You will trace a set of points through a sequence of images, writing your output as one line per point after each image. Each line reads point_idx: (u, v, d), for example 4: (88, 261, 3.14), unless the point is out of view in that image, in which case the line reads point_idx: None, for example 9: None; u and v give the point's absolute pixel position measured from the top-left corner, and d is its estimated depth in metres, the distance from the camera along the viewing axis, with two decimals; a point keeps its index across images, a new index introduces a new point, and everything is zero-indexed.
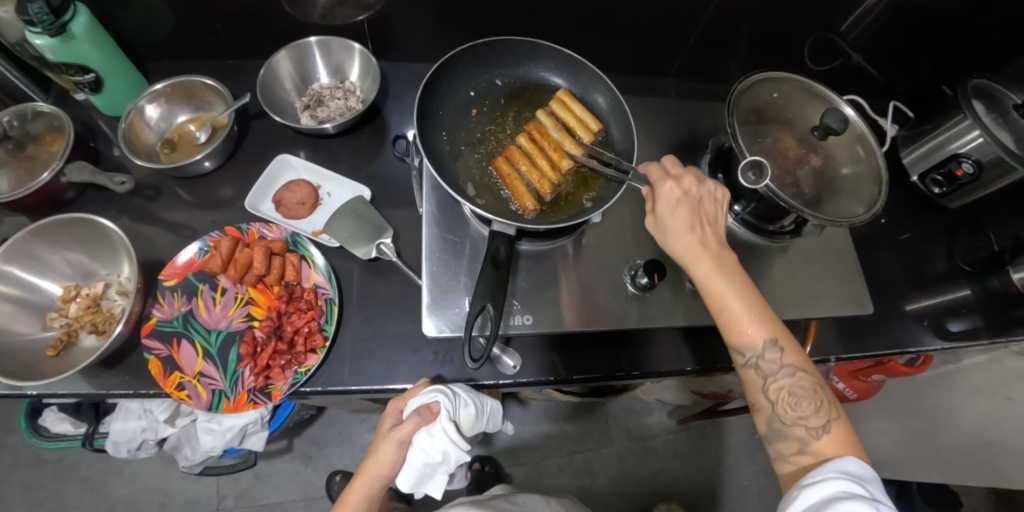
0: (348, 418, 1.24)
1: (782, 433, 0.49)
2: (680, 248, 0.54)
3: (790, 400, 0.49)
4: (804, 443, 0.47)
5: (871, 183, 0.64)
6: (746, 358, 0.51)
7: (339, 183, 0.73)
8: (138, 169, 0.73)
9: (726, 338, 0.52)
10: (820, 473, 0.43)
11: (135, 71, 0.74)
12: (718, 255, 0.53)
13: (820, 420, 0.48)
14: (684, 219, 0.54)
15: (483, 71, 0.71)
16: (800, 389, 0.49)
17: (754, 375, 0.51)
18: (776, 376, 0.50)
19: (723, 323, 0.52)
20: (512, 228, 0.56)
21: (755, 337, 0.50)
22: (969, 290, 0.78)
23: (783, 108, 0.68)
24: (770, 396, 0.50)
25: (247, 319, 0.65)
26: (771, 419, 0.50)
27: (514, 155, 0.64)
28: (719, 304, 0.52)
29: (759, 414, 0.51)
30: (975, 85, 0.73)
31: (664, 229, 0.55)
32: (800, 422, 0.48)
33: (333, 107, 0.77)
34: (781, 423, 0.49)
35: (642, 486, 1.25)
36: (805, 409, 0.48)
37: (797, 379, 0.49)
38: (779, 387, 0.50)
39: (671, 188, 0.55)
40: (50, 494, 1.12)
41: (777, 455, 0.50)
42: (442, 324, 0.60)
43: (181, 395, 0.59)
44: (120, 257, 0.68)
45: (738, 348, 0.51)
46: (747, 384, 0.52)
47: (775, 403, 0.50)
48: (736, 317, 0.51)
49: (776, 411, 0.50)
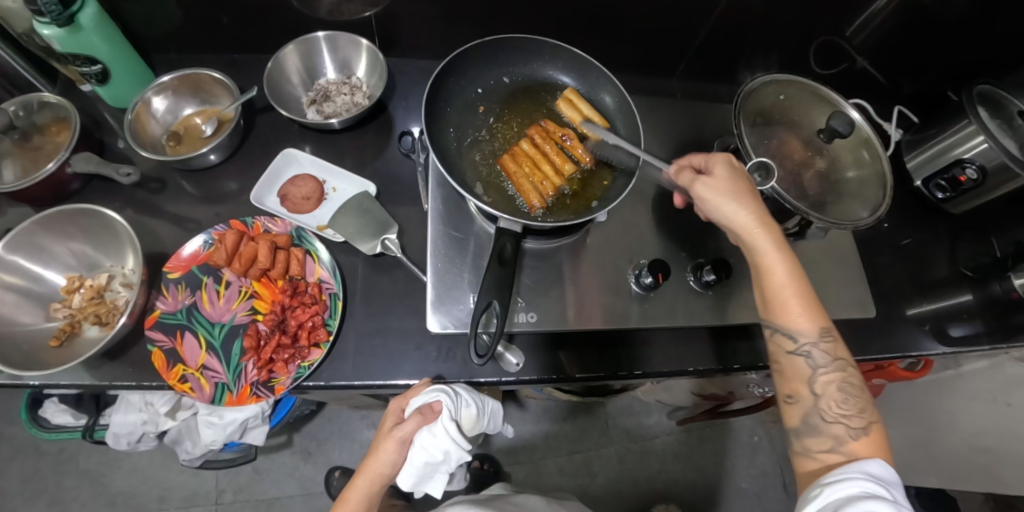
0: (348, 414, 1.24)
1: (818, 428, 0.49)
2: (738, 221, 0.54)
3: (837, 395, 0.49)
4: (838, 443, 0.47)
5: (876, 186, 0.64)
6: (799, 344, 0.51)
7: (345, 178, 0.73)
8: (144, 161, 0.74)
9: (781, 322, 0.52)
10: (842, 473, 0.43)
11: (142, 63, 0.73)
12: (780, 239, 0.54)
13: (861, 422, 0.48)
14: (746, 194, 0.55)
15: (491, 69, 0.71)
16: (847, 386, 0.50)
17: (803, 363, 0.51)
18: (826, 368, 0.50)
19: (778, 303, 0.52)
20: (518, 225, 0.56)
21: (810, 324, 0.51)
22: (970, 295, 0.78)
23: (789, 110, 0.68)
24: (815, 389, 0.50)
25: (251, 313, 0.65)
26: (809, 413, 0.49)
27: (519, 155, 0.64)
28: (775, 280, 0.52)
29: (794, 407, 0.51)
30: (980, 91, 0.73)
31: (720, 197, 0.55)
32: (841, 421, 0.48)
33: (339, 103, 0.77)
34: (821, 418, 0.49)
35: (640, 487, 1.25)
36: (849, 407, 0.48)
37: (846, 376, 0.50)
38: (829, 380, 0.50)
39: (726, 159, 0.57)
40: (48, 486, 1.12)
41: (802, 452, 0.50)
42: (447, 320, 0.60)
43: (183, 387, 0.59)
44: (125, 249, 0.68)
45: (792, 331, 0.51)
46: (793, 372, 0.51)
47: (819, 396, 0.50)
48: (795, 301, 0.51)
49: (817, 406, 0.49)
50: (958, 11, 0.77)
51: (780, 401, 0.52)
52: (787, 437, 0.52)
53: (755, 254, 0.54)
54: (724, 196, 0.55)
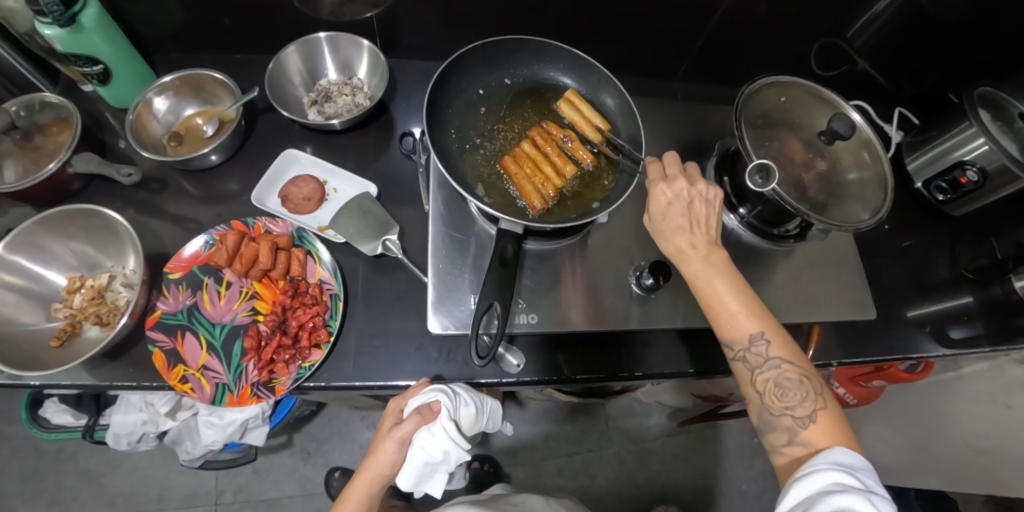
0: (348, 415, 1.24)
1: (771, 424, 0.49)
2: (669, 247, 0.55)
3: (778, 391, 0.49)
4: (793, 434, 0.48)
5: (876, 189, 0.64)
6: (734, 352, 0.51)
7: (346, 179, 0.73)
8: (145, 161, 0.74)
9: (716, 332, 0.53)
10: (812, 465, 0.43)
11: (144, 64, 0.74)
12: (706, 254, 0.53)
13: (807, 410, 0.48)
14: (676, 216, 0.55)
15: (493, 70, 0.71)
16: (787, 380, 0.49)
17: (742, 368, 0.51)
18: (762, 368, 0.50)
19: (710, 317, 0.53)
20: (519, 226, 0.56)
21: (740, 331, 0.51)
22: (970, 297, 0.78)
23: (790, 112, 0.68)
24: (758, 388, 0.51)
25: (252, 313, 0.65)
26: (761, 410, 0.50)
27: (521, 156, 0.64)
28: (705, 296, 0.53)
29: (750, 407, 0.52)
30: (981, 93, 0.74)
31: (658, 226, 0.56)
32: (787, 413, 0.49)
33: (340, 103, 0.77)
34: (770, 414, 0.50)
35: (640, 488, 1.25)
36: (791, 400, 0.49)
37: (784, 370, 0.50)
38: (767, 378, 0.50)
39: (663, 189, 0.56)
40: (48, 486, 1.12)
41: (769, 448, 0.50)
42: (448, 322, 0.60)
43: (184, 388, 0.59)
44: (126, 249, 0.68)
45: (727, 342, 0.52)
46: (736, 376, 0.52)
47: (763, 394, 0.50)
48: (725, 311, 0.52)
49: (764, 403, 0.50)
50: (959, 12, 0.77)
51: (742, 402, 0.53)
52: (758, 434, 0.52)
53: (686, 276, 0.54)
54: (662, 231, 0.56)
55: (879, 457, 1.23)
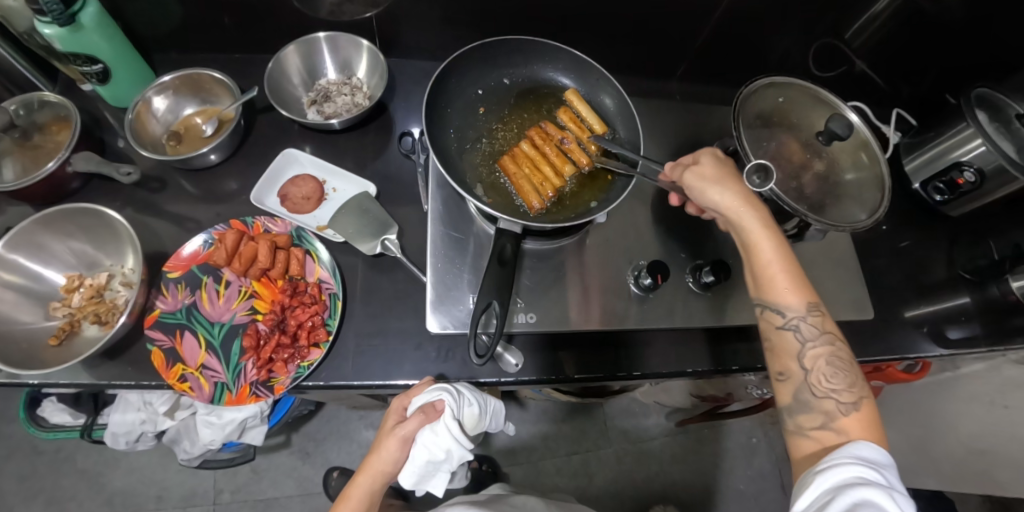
0: (346, 414, 1.24)
1: (809, 404, 0.48)
2: (722, 201, 0.55)
3: (827, 370, 0.49)
4: (829, 418, 0.47)
5: (873, 190, 0.65)
6: (786, 319, 0.51)
7: (345, 179, 0.73)
8: (144, 160, 0.74)
9: (767, 298, 0.52)
10: (834, 458, 0.43)
11: (143, 63, 0.74)
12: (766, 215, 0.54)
13: (852, 397, 0.48)
14: (729, 175, 0.56)
15: (492, 70, 0.71)
16: (837, 360, 0.49)
17: (792, 337, 0.51)
18: (814, 342, 0.50)
19: (763, 278, 0.52)
20: (518, 226, 0.56)
21: (795, 298, 0.51)
22: (968, 298, 0.78)
23: (789, 112, 0.69)
24: (805, 364, 0.50)
25: (251, 312, 0.65)
26: (800, 388, 0.49)
27: (519, 156, 0.64)
28: (761, 255, 0.53)
29: (786, 384, 0.51)
30: (979, 94, 0.73)
31: (708, 180, 0.56)
32: (830, 396, 0.48)
33: (340, 103, 0.77)
34: (811, 393, 0.49)
35: (639, 487, 1.25)
36: (839, 381, 0.48)
37: (834, 350, 0.50)
38: (817, 354, 0.50)
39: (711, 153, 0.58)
40: (46, 485, 1.12)
41: (795, 430, 0.49)
42: (446, 321, 0.60)
43: (183, 387, 0.59)
44: (125, 248, 0.68)
45: (780, 307, 0.51)
46: (781, 348, 0.51)
47: (810, 371, 0.49)
48: (780, 275, 0.52)
49: (808, 381, 0.49)
50: (957, 14, 0.78)
51: (771, 378, 0.52)
52: (780, 416, 0.51)
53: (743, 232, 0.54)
54: (714, 184, 0.56)
55: None
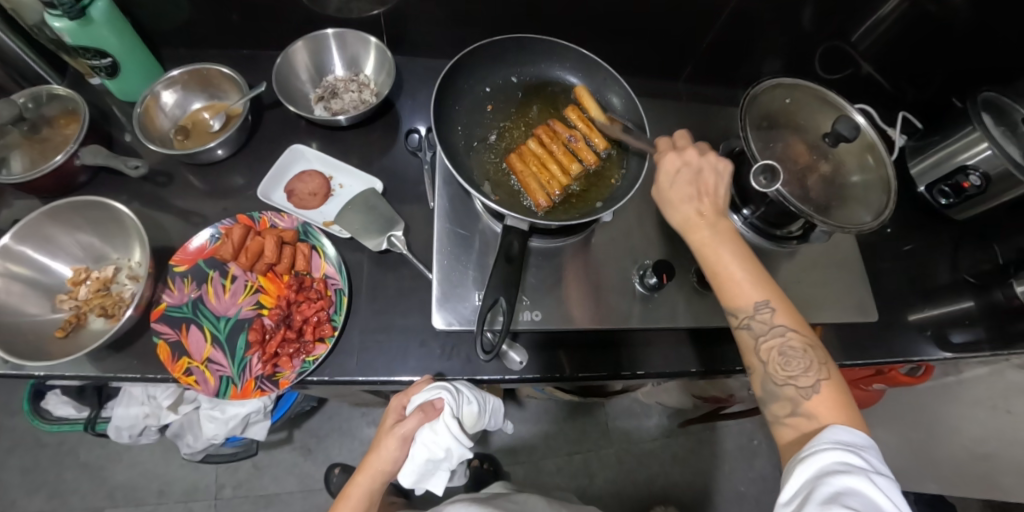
0: (348, 411, 1.24)
1: (774, 394, 0.49)
2: (678, 219, 0.56)
3: (782, 359, 0.50)
4: (795, 404, 0.48)
5: (880, 192, 0.65)
6: (739, 319, 0.52)
7: (351, 175, 0.73)
8: (152, 154, 0.74)
9: (722, 302, 0.53)
10: (813, 445, 0.43)
11: (151, 58, 0.74)
12: (713, 219, 0.55)
13: (811, 380, 0.48)
14: (678, 186, 0.56)
15: (500, 68, 0.71)
16: (791, 349, 0.50)
17: (745, 335, 0.52)
18: (766, 336, 0.51)
19: (718, 288, 0.53)
20: (525, 224, 0.57)
21: (744, 299, 0.52)
22: (972, 302, 0.78)
23: (795, 114, 0.69)
24: (762, 357, 0.51)
25: (256, 307, 0.65)
26: (764, 380, 0.50)
27: (526, 154, 0.64)
28: (710, 263, 0.54)
29: (752, 377, 0.52)
30: (984, 99, 0.74)
31: (664, 198, 0.57)
32: (790, 382, 0.49)
33: (347, 100, 0.77)
34: (773, 384, 0.50)
35: (639, 488, 1.25)
36: (795, 368, 0.49)
37: (788, 339, 0.50)
38: (771, 347, 0.50)
39: (673, 157, 0.57)
40: (49, 478, 1.13)
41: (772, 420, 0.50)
42: (452, 318, 0.60)
43: (188, 380, 0.59)
44: (132, 242, 0.68)
45: (731, 309, 0.52)
46: (740, 345, 0.52)
47: (767, 363, 0.50)
48: (729, 279, 0.53)
49: (768, 372, 0.50)
50: (964, 18, 0.77)
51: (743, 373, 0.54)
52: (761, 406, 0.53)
53: (691, 240, 0.55)
54: (665, 198, 0.57)
55: None
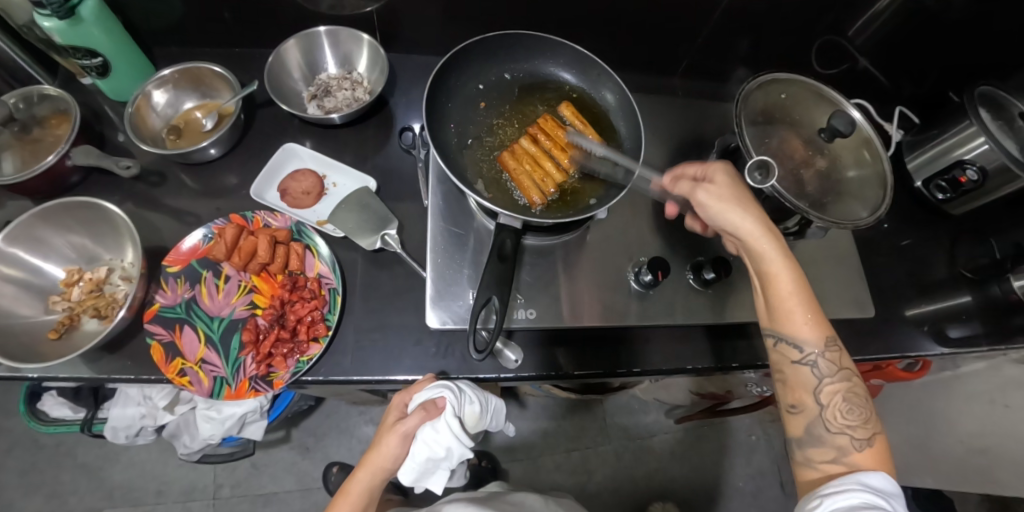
0: (346, 410, 1.23)
1: (821, 439, 0.49)
2: (741, 228, 0.53)
3: (842, 406, 0.50)
4: (841, 453, 0.48)
5: (875, 187, 0.64)
6: (804, 354, 0.51)
7: (345, 173, 0.73)
8: (144, 154, 0.74)
9: (783, 330, 0.52)
10: (842, 483, 0.44)
11: (143, 57, 0.73)
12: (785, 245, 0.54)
13: (866, 433, 0.49)
14: (746, 198, 0.55)
15: (493, 65, 0.71)
16: (852, 397, 0.50)
17: (809, 372, 0.51)
18: (832, 379, 0.51)
19: (782, 312, 0.52)
20: (518, 222, 0.56)
21: (814, 334, 0.51)
22: (969, 297, 0.78)
23: (790, 109, 0.68)
24: (820, 399, 0.51)
25: (250, 307, 0.65)
26: (814, 422, 0.50)
27: (519, 152, 0.64)
28: (781, 288, 0.52)
29: (798, 417, 0.51)
30: (981, 92, 0.73)
31: (727, 204, 0.54)
32: (845, 431, 0.49)
33: (340, 98, 0.77)
34: (825, 429, 0.49)
35: (638, 485, 1.26)
36: (853, 418, 0.49)
37: (849, 385, 0.51)
38: (835, 390, 0.50)
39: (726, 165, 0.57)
40: (46, 479, 1.12)
41: (805, 462, 0.50)
42: (446, 317, 0.60)
43: (182, 381, 0.59)
44: (125, 242, 0.68)
45: (797, 341, 0.51)
46: (797, 381, 0.52)
47: (824, 406, 0.50)
48: (799, 307, 0.51)
49: (822, 416, 0.50)
50: (961, 11, 0.77)
51: (782, 410, 0.53)
52: (789, 446, 0.53)
53: (761, 259, 0.53)
54: (732, 204, 0.54)
55: None
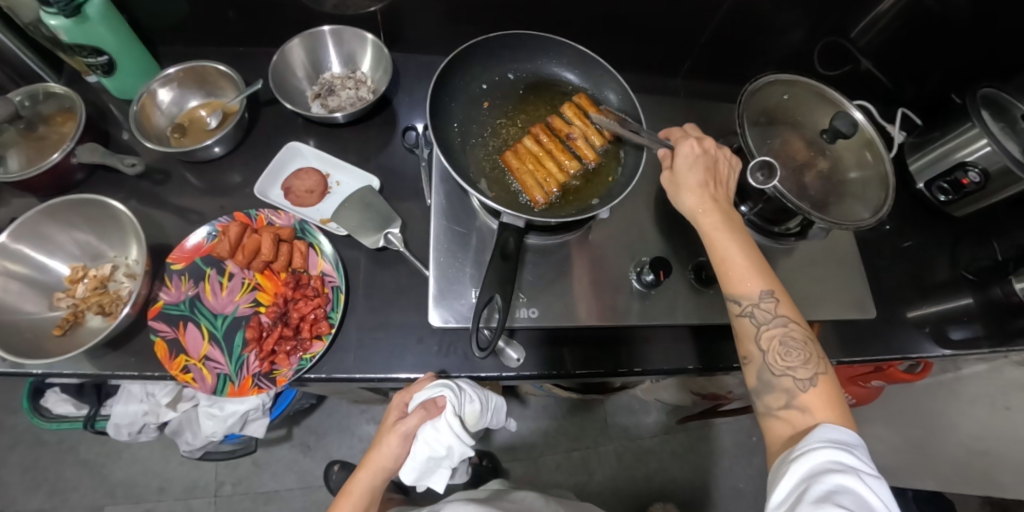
0: (348, 408, 1.24)
1: (771, 384, 0.49)
2: (687, 205, 0.57)
3: (781, 349, 0.50)
4: (791, 396, 0.48)
5: (877, 188, 0.65)
6: (742, 306, 0.52)
7: (348, 172, 0.73)
8: (149, 152, 0.74)
9: (724, 288, 0.53)
10: (805, 445, 0.43)
11: (148, 55, 0.74)
12: (725, 209, 0.56)
13: (809, 373, 0.48)
14: (694, 172, 0.57)
15: (496, 65, 0.71)
16: (791, 339, 0.50)
17: (748, 322, 0.51)
18: (770, 324, 0.51)
19: (722, 273, 0.53)
20: (521, 220, 0.57)
21: (751, 286, 0.51)
22: (971, 298, 0.78)
23: (792, 110, 0.69)
24: (762, 346, 0.51)
25: (253, 305, 0.65)
26: (760, 370, 0.50)
27: (523, 152, 0.64)
28: (719, 251, 0.54)
29: (748, 367, 0.52)
30: (984, 94, 0.73)
31: (677, 182, 0.57)
32: (788, 373, 0.49)
33: (344, 97, 0.77)
34: (770, 374, 0.49)
35: (638, 485, 1.26)
36: (794, 359, 0.49)
37: (789, 329, 0.50)
38: (773, 335, 0.50)
39: (692, 145, 0.58)
40: (49, 475, 1.13)
41: (764, 412, 0.50)
42: (448, 315, 0.60)
43: (186, 378, 0.59)
44: (129, 239, 0.68)
45: (736, 296, 0.52)
46: (740, 333, 0.52)
47: (766, 352, 0.50)
48: (735, 265, 0.53)
49: (766, 362, 0.50)
50: (962, 14, 0.77)
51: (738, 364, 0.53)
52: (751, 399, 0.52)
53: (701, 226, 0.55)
54: (679, 183, 0.57)
55: (877, 456, 1.23)
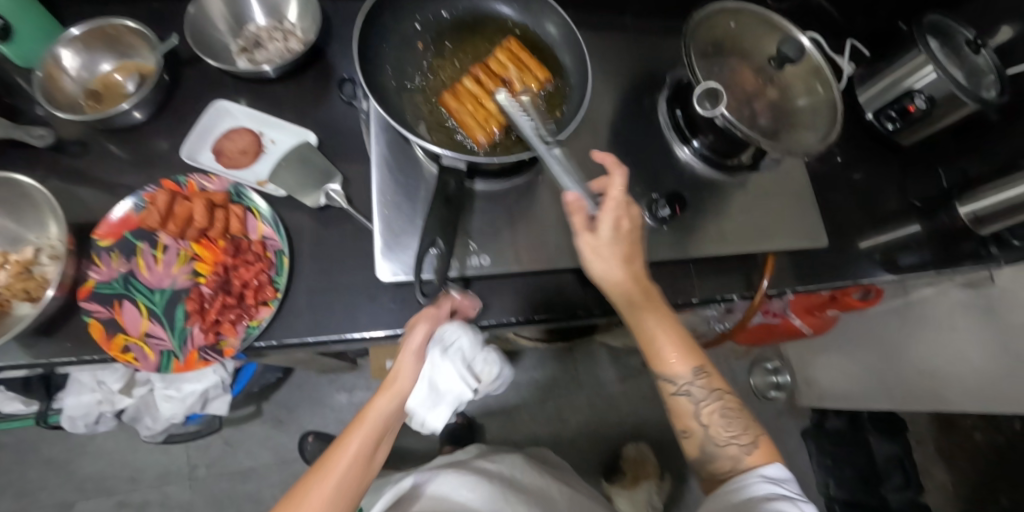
0: (317, 380, 1.22)
1: (715, 453, 0.54)
2: (608, 277, 0.51)
3: (720, 421, 0.53)
4: (736, 461, 0.53)
5: (826, 113, 0.64)
6: (677, 386, 0.53)
7: (282, 129, 0.69)
8: (62, 123, 0.68)
9: (654, 368, 0.54)
10: (745, 479, 0.51)
11: (48, 16, 0.67)
12: (650, 288, 0.52)
13: (748, 437, 0.54)
14: (621, 245, 0.51)
15: (430, 3, 0.67)
16: (726, 410, 0.54)
17: (685, 401, 0.53)
18: (705, 400, 0.53)
19: (651, 354, 0.53)
20: (462, 163, 0.54)
21: (680, 368, 0.53)
22: (919, 226, 0.79)
23: (739, 39, 0.67)
24: (702, 421, 0.53)
25: (193, 276, 0.61)
26: (704, 443, 0.54)
27: (462, 94, 0.61)
28: (649, 332, 0.52)
29: (690, 440, 0.55)
30: (930, 21, 0.73)
31: (600, 253, 0.51)
32: (732, 442, 0.53)
33: (271, 49, 0.72)
34: (714, 445, 0.54)
35: (612, 429, 1.29)
36: (734, 429, 0.54)
37: (723, 401, 0.54)
38: (711, 410, 0.53)
39: (619, 215, 0.51)
40: (10, 477, 1.09)
41: (711, 475, 0.55)
42: (398, 268, 0.58)
43: (126, 358, 0.56)
44: (47, 219, 0.63)
45: (669, 376, 0.53)
46: (678, 411, 0.54)
47: (707, 426, 0.53)
48: (664, 348, 0.53)
49: (709, 434, 0.54)
50: None
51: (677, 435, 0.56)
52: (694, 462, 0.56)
53: (627, 302, 0.51)
54: (601, 252, 0.51)
55: (835, 384, 1.29)
